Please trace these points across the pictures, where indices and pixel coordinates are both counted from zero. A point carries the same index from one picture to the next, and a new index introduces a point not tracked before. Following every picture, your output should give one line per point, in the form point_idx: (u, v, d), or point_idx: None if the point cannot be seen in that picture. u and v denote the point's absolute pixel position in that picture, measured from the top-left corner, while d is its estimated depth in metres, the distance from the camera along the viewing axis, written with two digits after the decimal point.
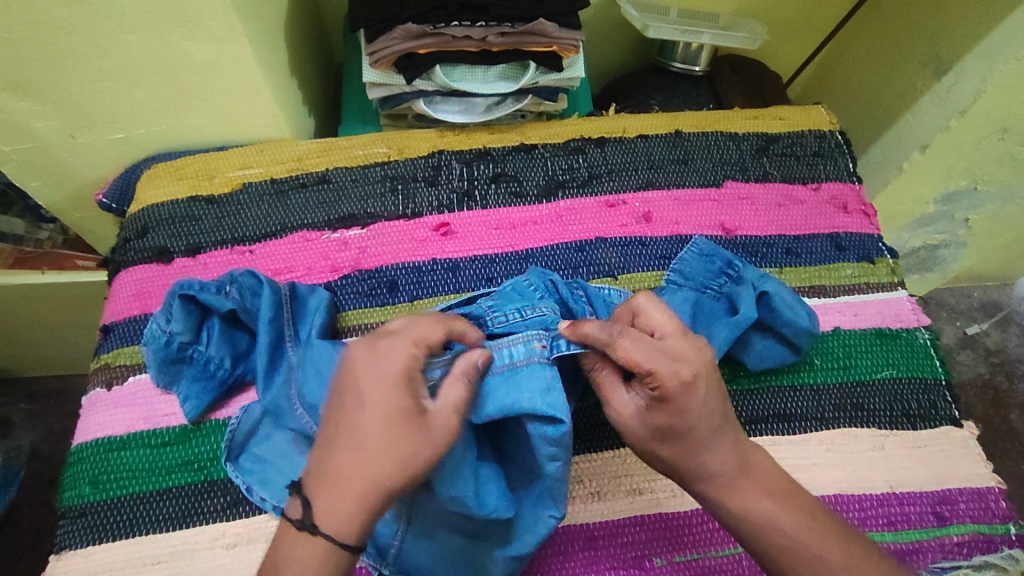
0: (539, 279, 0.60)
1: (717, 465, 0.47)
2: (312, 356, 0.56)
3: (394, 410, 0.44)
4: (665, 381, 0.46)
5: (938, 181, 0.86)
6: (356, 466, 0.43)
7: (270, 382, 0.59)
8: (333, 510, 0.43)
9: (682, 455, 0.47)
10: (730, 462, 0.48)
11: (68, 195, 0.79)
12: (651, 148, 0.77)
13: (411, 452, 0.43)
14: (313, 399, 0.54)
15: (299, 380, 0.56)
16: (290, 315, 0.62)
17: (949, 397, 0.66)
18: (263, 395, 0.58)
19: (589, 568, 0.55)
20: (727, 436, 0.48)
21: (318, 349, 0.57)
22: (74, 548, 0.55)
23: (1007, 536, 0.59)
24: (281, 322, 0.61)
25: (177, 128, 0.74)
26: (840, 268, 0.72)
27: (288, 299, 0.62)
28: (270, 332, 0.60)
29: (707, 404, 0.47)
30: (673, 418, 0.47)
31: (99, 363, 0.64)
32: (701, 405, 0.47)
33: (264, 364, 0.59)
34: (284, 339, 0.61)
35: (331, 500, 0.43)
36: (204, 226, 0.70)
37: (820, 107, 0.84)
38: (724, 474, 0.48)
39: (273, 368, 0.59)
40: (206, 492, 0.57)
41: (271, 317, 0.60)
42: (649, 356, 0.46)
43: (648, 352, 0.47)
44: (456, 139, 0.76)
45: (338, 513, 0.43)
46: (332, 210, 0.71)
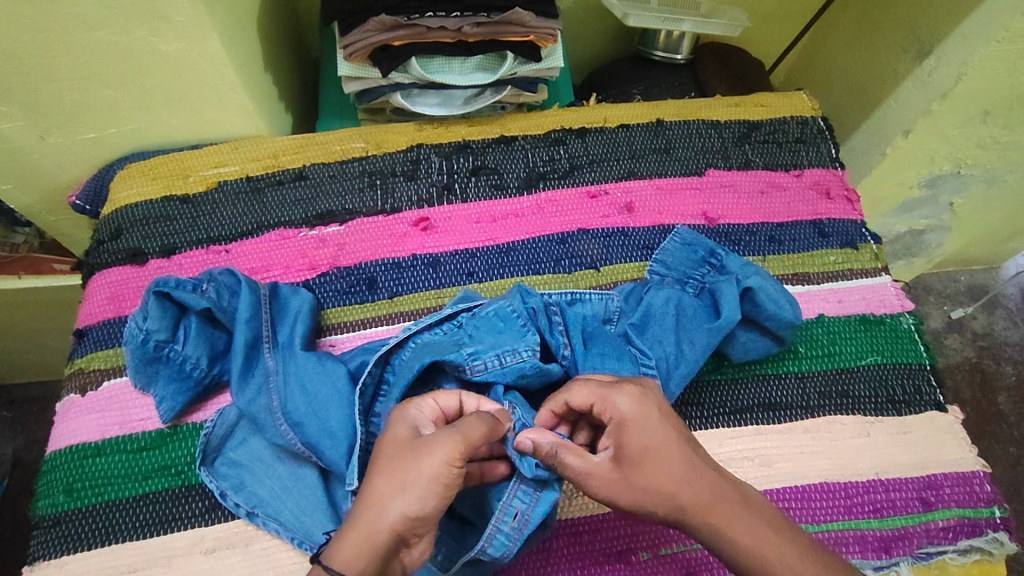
0: (520, 299, 0.59)
1: (691, 490, 0.45)
2: (298, 369, 0.58)
3: (398, 448, 0.45)
4: (616, 403, 0.48)
5: (921, 166, 0.86)
6: (368, 500, 0.42)
7: (248, 382, 0.58)
8: (342, 545, 0.41)
9: (653, 484, 0.46)
10: (707, 490, 0.46)
11: (41, 198, 0.77)
12: (632, 138, 0.77)
13: (409, 477, 0.42)
14: (300, 416, 0.56)
15: (282, 394, 0.57)
16: (270, 315, 0.61)
17: (934, 382, 0.66)
18: (240, 398, 0.57)
19: (575, 564, 0.55)
20: (698, 461, 0.47)
21: (304, 361, 0.58)
22: (48, 558, 0.54)
23: (992, 520, 0.59)
24: (260, 322, 0.60)
25: (149, 127, 0.72)
26: (824, 254, 0.71)
27: (267, 299, 0.61)
28: (249, 332, 0.59)
29: (661, 421, 0.48)
30: (631, 442, 0.47)
31: (73, 369, 0.62)
32: (655, 422, 0.47)
33: (240, 365, 0.58)
34: (261, 341, 0.59)
35: (341, 534, 0.42)
36: (179, 226, 0.69)
37: (802, 93, 0.83)
38: (705, 502, 0.45)
39: (249, 370, 0.58)
40: (183, 497, 0.56)
41: (248, 318, 0.59)
42: (595, 391, 0.49)
43: (592, 390, 0.49)
44: (435, 132, 0.75)
45: (348, 546, 0.41)
46: (309, 207, 0.70)
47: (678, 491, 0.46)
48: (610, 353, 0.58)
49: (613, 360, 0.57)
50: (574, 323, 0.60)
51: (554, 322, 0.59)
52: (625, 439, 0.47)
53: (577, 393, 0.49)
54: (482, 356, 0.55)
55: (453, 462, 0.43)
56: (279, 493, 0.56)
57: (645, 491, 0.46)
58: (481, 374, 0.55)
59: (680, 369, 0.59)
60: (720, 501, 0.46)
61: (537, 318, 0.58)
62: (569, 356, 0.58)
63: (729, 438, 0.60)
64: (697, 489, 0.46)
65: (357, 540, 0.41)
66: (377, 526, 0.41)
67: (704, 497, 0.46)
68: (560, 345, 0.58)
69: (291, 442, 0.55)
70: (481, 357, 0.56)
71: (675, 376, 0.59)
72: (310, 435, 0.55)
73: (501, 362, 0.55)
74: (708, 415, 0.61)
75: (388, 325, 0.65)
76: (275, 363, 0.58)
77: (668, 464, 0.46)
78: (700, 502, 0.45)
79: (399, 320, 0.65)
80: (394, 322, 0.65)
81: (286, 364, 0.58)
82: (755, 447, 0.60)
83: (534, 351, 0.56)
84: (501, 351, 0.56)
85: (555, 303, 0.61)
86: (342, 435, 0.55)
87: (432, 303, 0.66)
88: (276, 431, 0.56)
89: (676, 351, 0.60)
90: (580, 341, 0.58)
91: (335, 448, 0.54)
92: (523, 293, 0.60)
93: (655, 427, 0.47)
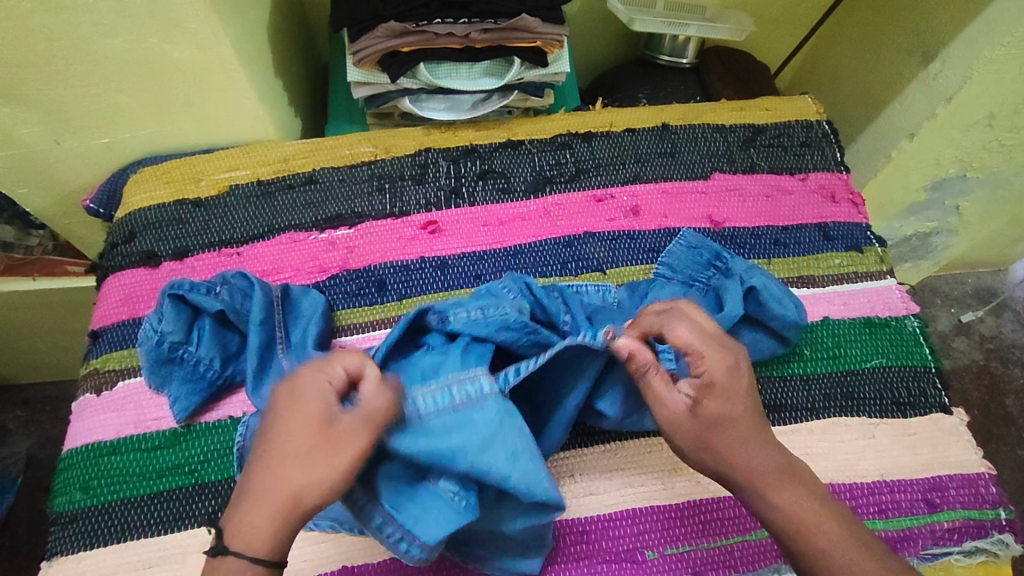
0: (513, 280, 0.61)
1: (761, 463, 0.48)
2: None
3: (310, 444, 0.43)
4: (713, 360, 0.50)
5: (927, 169, 0.86)
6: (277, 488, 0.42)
7: (264, 384, 0.59)
8: (256, 532, 0.41)
9: (723, 445, 0.49)
10: (767, 460, 0.49)
11: (55, 202, 0.79)
12: (638, 142, 0.77)
13: (321, 469, 0.42)
14: None
15: None
16: (283, 317, 0.62)
17: (939, 384, 0.66)
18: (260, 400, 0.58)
19: (580, 563, 0.55)
20: (764, 436, 0.50)
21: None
22: (66, 553, 0.55)
23: (998, 521, 0.60)
24: (273, 324, 0.61)
25: (163, 132, 0.73)
26: (829, 257, 0.72)
27: (279, 302, 0.62)
28: (262, 333, 0.60)
29: (745, 392, 0.50)
30: (713, 403, 0.49)
31: (88, 369, 0.64)
32: (740, 392, 0.50)
33: (255, 367, 0.59)
34: (274, 343, 0.60)
35: (251, 519, 0.41)
36: (191, 229, 0.70)
37: (807, 97, 0.84)
38: (762, 470, 0.48)
39: (264, 371, 0.59)
40: (196, 495, 0.57)
41: (262, 320, 0.60)
42: (698, 341, 0.50)
43: (695, 337, 0.50)
44: (443, 137, 0.76)
45: (252, 530, 0.41)
46: (319, 210, 0.71)
47: (745, 454, 0.48)
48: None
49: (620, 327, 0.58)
50: (573, 302, 0.62)
51: (552, 296, 0.61)
52: (710, 398, 0.49)
53: (681, 334, 0.50)
54: (466, 307, 0.57)
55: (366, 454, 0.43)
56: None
57: (711, 447, 0.49)
58: (464, 322, 0.56)
59: None
60: (777, 472, 0.48)
61: (532, 293, 0.60)
62: (570, 321, 0.59)
63: None
64: (758, 457, 0.49)
65: (267, 523, 0.41)
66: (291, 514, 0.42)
67: (762, 464, 0.48)
68: (560, 315, 0.60)
69: None
70: (464, 309, 0.57)
71: None
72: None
73: (484, 313, 0.57)
74: None
75: None
76: (289, 362, 0.60)
77: (741, 428, 0.49)
78: (762, 468, 0.48)
79: None
80: None
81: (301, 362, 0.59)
82: None
83: (519, 309, 0.57)
84: (489, 304, 0.57)
85: (555, 288, 0.62)
86: None
87: None
88: None
89: None
90: (581, 315, 0.61)
91: None
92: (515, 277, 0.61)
93: (738, 396, 0.50)
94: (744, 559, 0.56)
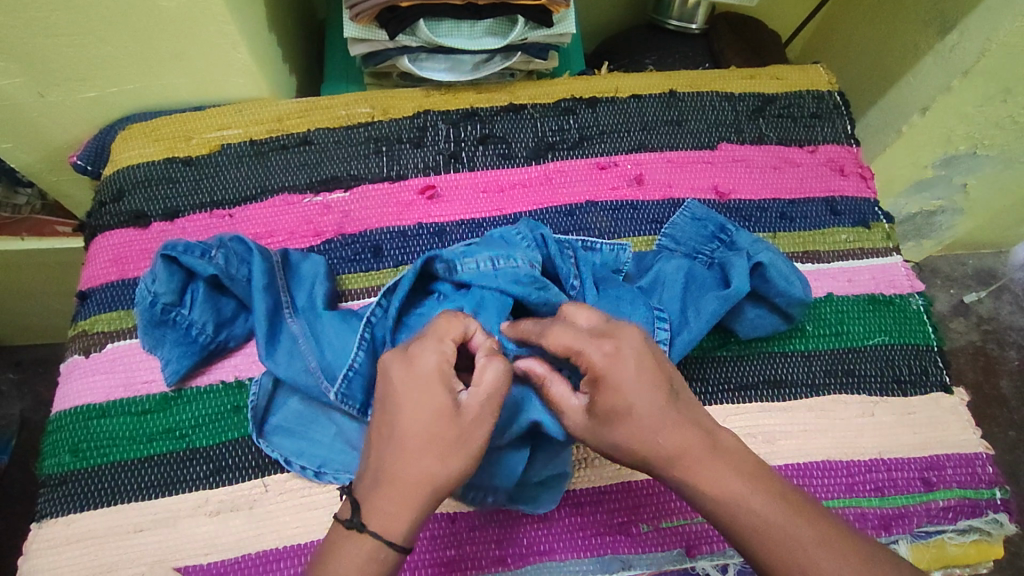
0: (529, 229, 0.61)
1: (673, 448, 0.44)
2: (325, 329, 0.58)
3: (443, 426, 0.44)
4: (591, 357, 0.45)
5: (936, 145, 0.84)
6: (406, 472, 0.43)
7: (276, 350, 0.57)
8: (395, 520, 0.43)
9: (625, 438, 0.45)
10: (683, 441, 0.44)
11: (41, 158, 0.76)
12: (644, 109, 0.75)
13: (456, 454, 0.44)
14: (338, 366, 0.56)
15: (319, 356, 0.56)
16: (285, 282, 0.60)
17: (941, 363, 0.65)
18: (274, 364, 0.57)
19: (574, 534, 0.55)
20: (674, 416, 0.45)
21: (330, 321, 0.58)
22: (56, 516, 0.55)
23: (993, 501, 0.59)
24: (276, 290, 0.59)
25: (152, 86, 0.70)
26: (835, 233, 0.70)
27: (280, 267, 0.60)
28: (268, 300, 0.58)
29: (641, 383, 0.45)
30: (608, 399, 0.45)
31: (76, 331, 0.62)
32: (632, 383, 0.45)
33: (265, 332, 0.57)
34: (281, 308, 0.59)
35: (387, 504, 0.43)
36: (181, 188, 0.68)
37: (819, 66, 0.81)
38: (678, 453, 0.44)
39: (273, 336, 0.57)
40: (187, 460, 0.56)
41: (265, 286, 0.58)
42: (576, 340, 0.46)
43: (574, 336, 0.46)
44: (443, 99, 0.73)
45: (388, 515, 0.43)
46: (314, 172, 0.69)
47: (648, 438, 0.44)
48: (625, 297, 0.58)
49: (626, 304, 0.57)
50: (585, 263, 0.61)
51: (567, 257, 0.60)
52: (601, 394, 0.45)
53: (560, 336, 0.47)
54: (474, 258, 0.58)
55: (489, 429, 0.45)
56: (305, 434, 0.57)
57: (611, 440, 0.45)
58: (471, 273, 0.58)
59: (685, 334, 0.58)
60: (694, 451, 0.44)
61: (546, 245, 0.60)
62: (578, 286, 0.59)
63: (731, 414, 0.60)
64: (672, 442, 0.44)
65: (404, 511, 0.43)
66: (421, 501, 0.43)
67: (675, 448, 0.44)
68: (570, 276, 0.59)
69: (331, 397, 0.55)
70: (472, 258, 0.58)
71: (680, 340, 0.58)
72: (337, 369, 0.56)
73: (493, 266, 0.57)
74: (713, 390, 0.61)
75: None
76: (300, 327, 0.58)
77: (646, 412, 0.44)
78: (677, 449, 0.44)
79: None
80: None
81: (312, 326, 0.58)
82: (758, 424, 0.60)
83: (531, 263, 0.57)
84: (497, 254, 0.58)
85: (569, 245, 0.61)
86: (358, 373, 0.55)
87: None
88: (318, 389, 0.56)
89: (682, 322, 0.59)
90: (591, 280, 0.59)
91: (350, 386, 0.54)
92: (534, 228, 0.61)
93: (630, 388, 0.44)
94: None
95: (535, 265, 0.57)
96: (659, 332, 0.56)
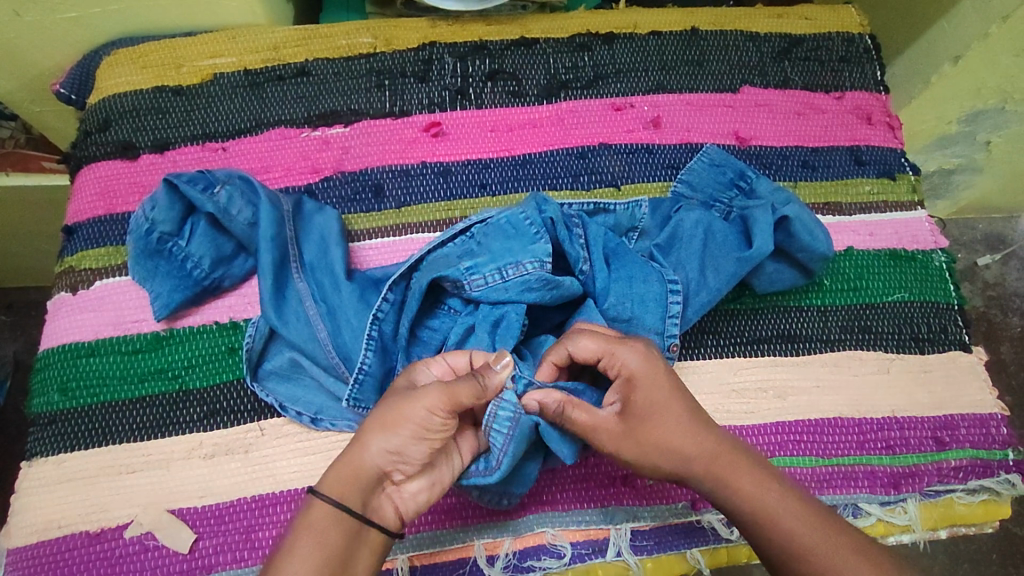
0: (535, 209, 0.55)
1: (703, 456, 0.46)
2: (342, 304, 0.55)
3: (394, 395, 0.44)
4: (617, 366, 0.46)
5: (964, 99, 0.78)
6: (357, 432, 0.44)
7: (282, 306, 0.55)
8: (332, 471, 0.43)
9: (659, 446, 0.45)
10: (710, 448, 0.46)
11: (21, 87, 0.70)
12: (663, 47, 0.70)
13: (397, 420, 0.43)
14: (349, 348, 0.54)
15: (327, 327, 0.55)
16: (294, 232, 0.57)
17: (960, 322, 0.63)
18: (278, 318, 0.54)
19: (577, 485, 0.54)
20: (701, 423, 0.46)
21: (347, 296, 0.55)
22: (45, 455, 0.53)
23: (1005, 462, 0.58)
24: (285, 239, 0.56)
25: (137, 9, 0.65)
26: (859, 184, 0.67)
27: (290, 215, 0.57)
28: (275, 251, 0.55)
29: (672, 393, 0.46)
30: (641, 409, 0.46)
31: (62, 267, 0.59)
32: (665, 392, 0.46)
33: (270, 285, 0.54)
34: (288, 261, 0.56)
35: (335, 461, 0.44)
36: (171, 120, 0.64)
37: (852, 7, 0.76)
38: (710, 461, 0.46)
39: (280, 290, 0.55)
40: (180, 402, 0.55)
41: (273, 236, 0.56)
42: (602, 345, 0.46)
43: (599, 344, 0.46)
44: (450, 30, 0.68)
45: (330, 470, 0.44)
46: (311, 105, 0.65)
47: (679, 440, 0.45)
48: (637, 274, 0.55)
49: (640, 282, 0.54)
50: (595, 239, 0.56)
51: (573, 232, 0.56)
52: (635, 398, 0.46)
53: (585, 346, 0.46)
54: (481, 271, 0.54)
55: (436, 410, 0.42)
56: (300, 381, 0.55)
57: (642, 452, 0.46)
58: (481, 289, 0.54)
59: (701, 296, 0.56)
60: (722, 457, 0.46)
61: (554, 228, 0.55)
62: (587, 271, 0.55)
63: (743, 368, 0.59)
64: (703, 449, 0.46)
65: (339, 465, 0.43)
66: (359, 458, 0.43)
67: (706, 456, 0.46)
68: (580, 259, 0.55)
69: (339, 370, 0.54)
70: (479, 272, 0.54)
71: (695, 303, 0.56)
72: (351, 350, 0.54)
73: (502, 276, 0.54)
74: (724, 343, 0.59)
75: (396, 237, 0.61)
76: (306, 284, 0.56)
77: (676, 419, 0.46)
78: (707, 454, 0.46)
79: (407, 232, 0.61)
80: (402, 234, 0.61)
81: (320, 287, 0.56)
82: (770, 379, 0.58)
83: (540, 265, 0.54)
84: (503, 264, 0.54)
85: (577, 215, 0.57)
86: (366, 373, 0.53)
87: (441, 216, 0.62)
88: (321, 352, 0.54)
89: (699, 279, 0.56)
90: (601, 258, 0.55)
91: (360, 388, 0.53)
92: (539, 202, 0.56)
93: (664, 399, 0.46)
94: None
95: (544, 265, 0.54)
96: (672, 306, 0.55)
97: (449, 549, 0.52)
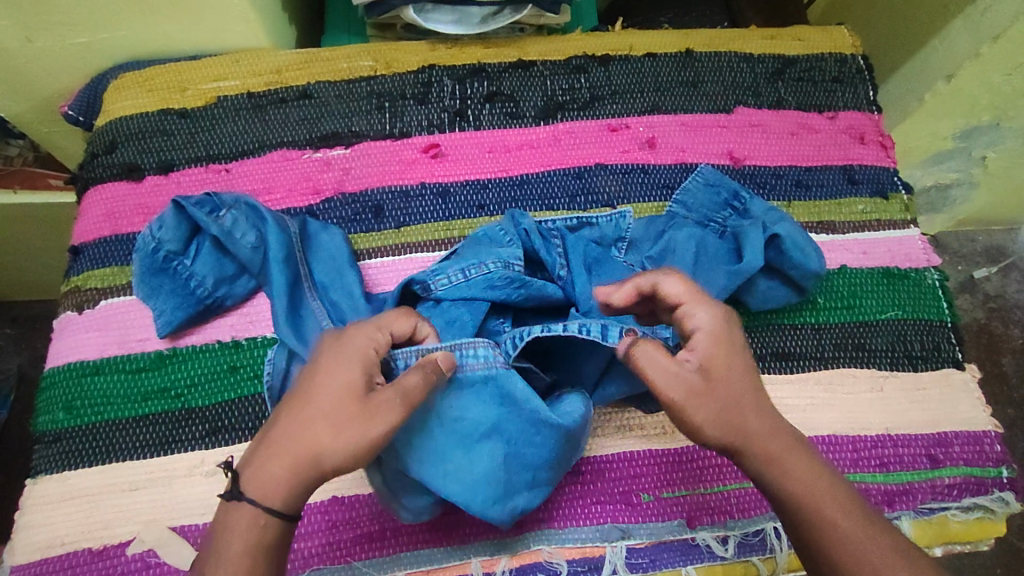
0: (511, 224, 0.59)
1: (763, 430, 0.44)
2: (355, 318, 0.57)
3: (345, 403, 0.40)
4: (697, 319, 0.46)
5: (958, 116, 0.79)
6: (302, 437, 0.40)
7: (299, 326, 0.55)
8: (272, 482, 0.40)
9: (732, 411, 0.44)
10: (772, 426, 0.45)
11: (30, 108, 0.72)
12: (658, 69, 0.71)
13: (348, 433, 0.40)
14: None
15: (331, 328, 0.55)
16: (303, 253, 0.59)
17: (954, 339, 0.64)
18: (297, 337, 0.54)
19: (574, 502, 0.55)
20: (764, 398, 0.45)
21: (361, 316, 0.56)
22: (50, 472, 0.54)
23: (999, 479, 0.59)
24: (296, 262, 0.58)
25: (145, 34, 0.66)
26: (852, 203, 0.68)
27: (297, 238, 0.59)
28: (287, 272, 0.57)
29: (738, 362, 0.45)
30: (713, 367, 0.44)
31: (69, 286, 0.60)
32: (730, 358, 0.45)
33: (286, 305, 0.55)
34: (301, 280, 0.57)
35: (264, 465, 0.40)
36: (176, 142, 0.66)
37: (844, 27, 0.77)
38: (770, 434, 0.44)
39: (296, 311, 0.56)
40: (183, 420, 0.56)
41: (284, 257, 0.57)
42: (689, 293, 0.46)
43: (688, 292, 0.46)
44: (449, 53, 0.70)
45: (265, 477, 0.40)
46: (313, 127, 0.66)
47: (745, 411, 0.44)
48: None
49: None
50: (575, 247, 0.58)
51: (551, 242, 0.58)
52: (715, 355, 0.45)
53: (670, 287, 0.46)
54: (445, 271, 0.55)
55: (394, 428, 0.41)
56: None
57: (711, 415, 0.43)
58: (445, 288, 0.55)
59: None
60: (780, 439, 0.44)
61: (529, 238, 0.58)
62: (565, 276, 0.57)
63: None
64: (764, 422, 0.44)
65: (284, 477, 0.40)
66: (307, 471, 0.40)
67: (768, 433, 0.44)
68: (557, 265, 0.57)
69: None
70: (443, 273, 0.55)
71: None
72: None
73: (465, 275, 0.55)
74: None
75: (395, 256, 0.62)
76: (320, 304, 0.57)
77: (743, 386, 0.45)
78: (769, 434, 0.44)
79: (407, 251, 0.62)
80: (402, 253, 0.62)
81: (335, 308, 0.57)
82: None
83: (504, 264, 0.55)
84: (467, 265, 0.55)
85: (558, 230, 0.59)
86: None
87: (441, 236, 0.63)
88: None
89: None
90: (580, 265, 0.57)
91: None
92: (514, 219, 0.59)
93: (732, 364, 0.45)
94: (740, 505, 0.56)
95: (509, 265, 0.55)
96: None
97: (447, 567, 0.53)
